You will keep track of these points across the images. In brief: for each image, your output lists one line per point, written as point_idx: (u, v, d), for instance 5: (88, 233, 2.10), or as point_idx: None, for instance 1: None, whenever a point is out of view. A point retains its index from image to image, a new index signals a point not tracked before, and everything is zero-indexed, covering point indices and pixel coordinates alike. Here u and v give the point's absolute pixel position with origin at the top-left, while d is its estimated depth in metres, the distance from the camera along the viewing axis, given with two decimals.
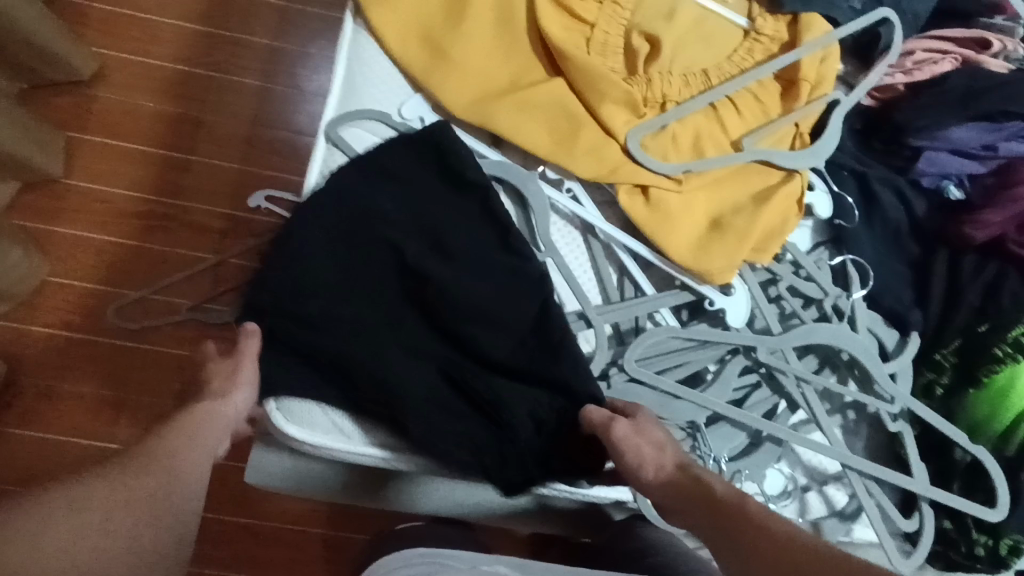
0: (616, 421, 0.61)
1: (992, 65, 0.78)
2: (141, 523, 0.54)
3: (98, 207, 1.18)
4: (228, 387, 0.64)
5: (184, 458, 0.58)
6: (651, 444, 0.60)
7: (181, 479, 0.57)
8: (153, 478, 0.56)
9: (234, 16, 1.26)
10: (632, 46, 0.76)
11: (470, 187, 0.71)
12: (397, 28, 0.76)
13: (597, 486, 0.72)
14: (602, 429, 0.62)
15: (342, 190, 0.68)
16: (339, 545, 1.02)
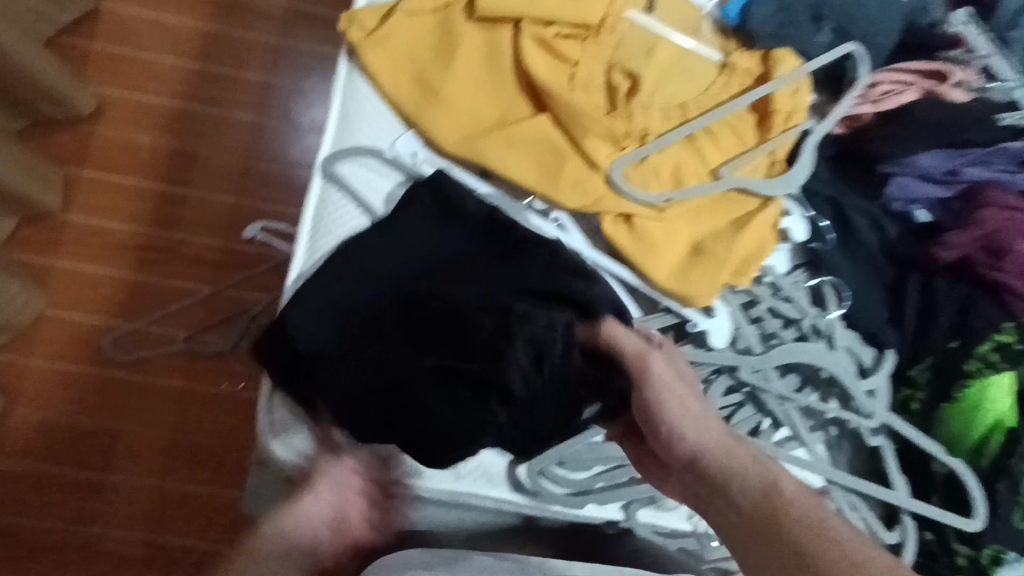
0: (652, 352, 0.63)
1: (953, 96, 0.83)
2: None
3: (95, 240, 1.21)
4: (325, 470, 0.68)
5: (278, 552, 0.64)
6: (672, 374, 0.62)
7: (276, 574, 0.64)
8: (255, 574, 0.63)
9: (229, 53, 1.30)
10: (613, 83, 0.80)
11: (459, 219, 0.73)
12: (389, 68, 0.80)
13: (588, 506, 0.73)
14: (630, 347, 0.63)
15: None
16: None
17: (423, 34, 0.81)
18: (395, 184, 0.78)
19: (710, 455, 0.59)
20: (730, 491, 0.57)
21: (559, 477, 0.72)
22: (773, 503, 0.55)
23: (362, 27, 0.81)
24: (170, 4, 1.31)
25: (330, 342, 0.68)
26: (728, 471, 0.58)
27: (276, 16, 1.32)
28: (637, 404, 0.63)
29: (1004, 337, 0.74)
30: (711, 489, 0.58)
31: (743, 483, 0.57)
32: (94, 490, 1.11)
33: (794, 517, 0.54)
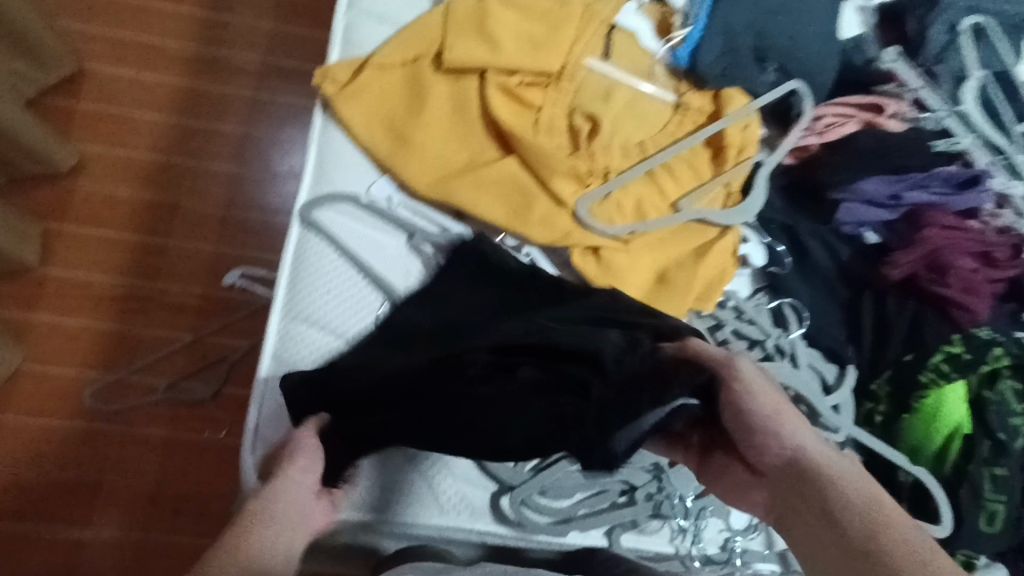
0: (738, 358, 0.60)
1: (890, 126, 0.89)
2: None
3: (75, 293, 1.21)
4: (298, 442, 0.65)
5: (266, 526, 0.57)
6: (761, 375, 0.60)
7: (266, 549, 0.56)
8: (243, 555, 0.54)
9: (208, 107, 1.34)
10: (575, 125, 0.85)
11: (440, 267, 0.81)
12: (363, 119, 0.84)
13: (573, 533, 0.75)
14: (714, 356, 0.60)
15: None
16: None
17: (395, 86, 0.86)
18: (387, 232, 0.82)
19: (807, 456, 0.58)
20: (826, 500, 0.55)
21: (540, 506, 0.73)
22: (872, 510, 0.53)
23: (335, 80, 0.85)
24: (149, 62, 1.35)
25: (313, 383, 0.70)
26: (826, 480, 0.56)
27: (253, 70, 1.37)
28: (728, 409, 0.60)
29: (953, 348, 0.78)
30: (803, 498, 0.57)
31: (840, 494, 0.54)
32: (74, 547, 1.10)
33: (896, 533, 0.52)
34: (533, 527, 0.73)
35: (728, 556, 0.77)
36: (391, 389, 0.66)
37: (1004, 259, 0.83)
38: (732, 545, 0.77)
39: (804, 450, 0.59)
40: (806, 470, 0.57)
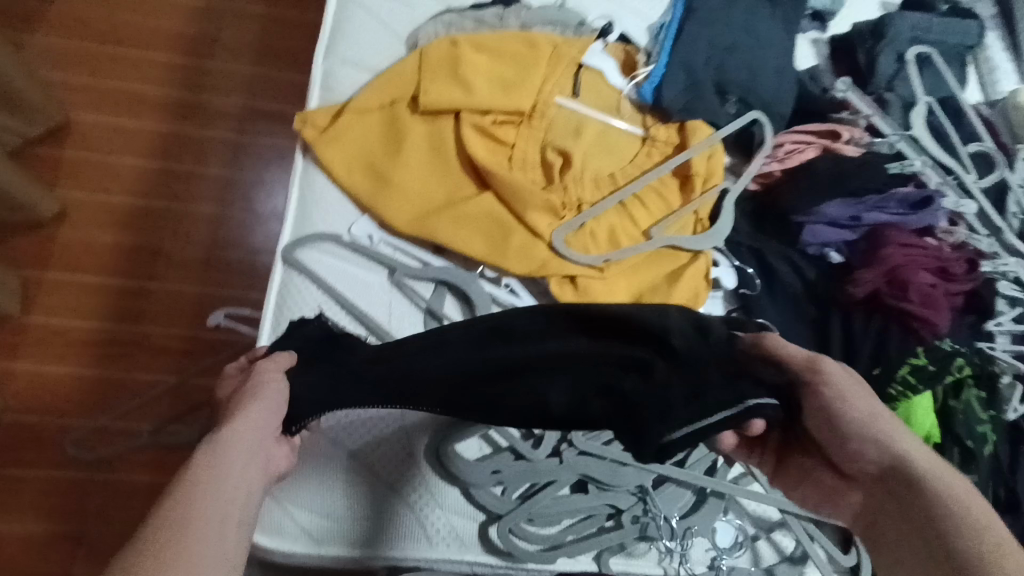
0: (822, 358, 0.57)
1: (848, 151, 0.94)
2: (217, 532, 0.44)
3: (57, 339, 1.21)
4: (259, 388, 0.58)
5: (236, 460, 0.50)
6: (858, 379, 0.57)
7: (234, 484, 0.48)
8: (207, 489, 0.46)
9: (191, 151, 1.37)
10: (548, 160, 0.89)
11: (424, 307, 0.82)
12: (343, 161, 0.87)
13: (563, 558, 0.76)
14: (796, 361, 0.58)
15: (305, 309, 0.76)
16: None
17: (374, 128, 0.89)
18: (373, 270, 0.84)
19: (907, 457, 0.53)
20: (920, 504, 0.51)
21: (528, 534, 0.74)
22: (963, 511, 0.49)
23: (315, 125, 0.88)
24: (133, 110, 1.38)
25: None
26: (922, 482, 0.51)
27: (235, 114, 1.41)
28: (817, 415, 0.57)
29: (917, 360, 0.82)
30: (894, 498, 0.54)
31: (936, 492, 0.50)
32: None
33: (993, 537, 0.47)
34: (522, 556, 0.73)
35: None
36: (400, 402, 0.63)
37: (961, 273, 0.87)
38: (720, 564, 0.77)
39: (902, 451, 0.53)
40: (904, 474, 0.53)
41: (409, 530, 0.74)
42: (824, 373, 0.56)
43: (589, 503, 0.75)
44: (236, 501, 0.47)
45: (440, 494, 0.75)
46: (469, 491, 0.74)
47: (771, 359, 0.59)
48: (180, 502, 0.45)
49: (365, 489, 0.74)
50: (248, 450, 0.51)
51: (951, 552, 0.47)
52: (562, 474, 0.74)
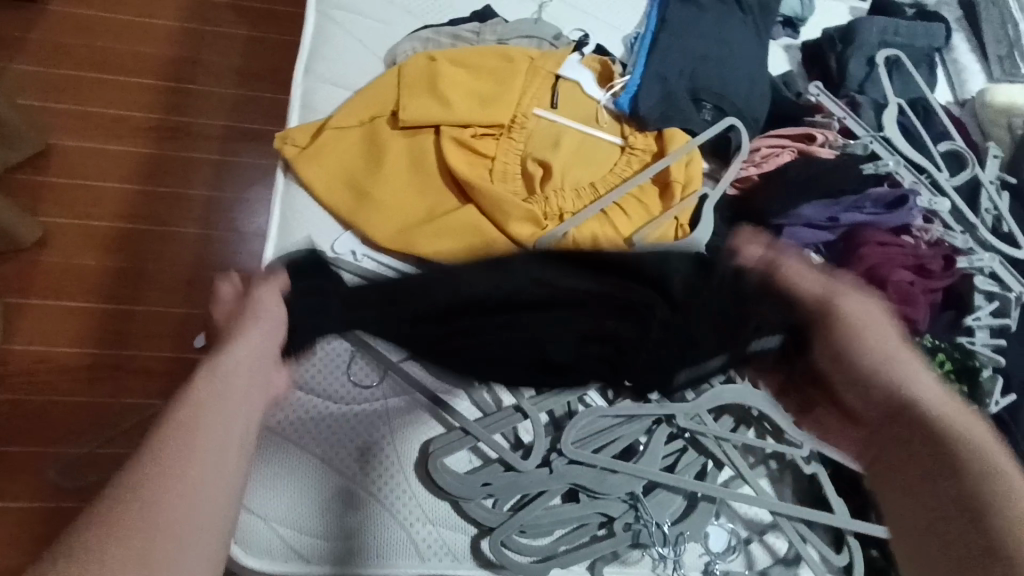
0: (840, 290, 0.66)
1: (821, 154, 0.95)
2: (225, 421, 0.52)
3: (41, 366, 1.20)
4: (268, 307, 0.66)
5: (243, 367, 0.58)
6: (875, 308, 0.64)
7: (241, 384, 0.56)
8: (216, 385, 0.54)
9: (174, 173, 1.37)
10: (528, 171, 0.90)
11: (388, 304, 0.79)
12: (325, 177, 0.87)
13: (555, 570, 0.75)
14: (815, 289, 0.67)
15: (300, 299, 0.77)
16: None
17: (354, 145, 0.90)
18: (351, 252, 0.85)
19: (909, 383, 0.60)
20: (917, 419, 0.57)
21: (520, 545, 0.73)
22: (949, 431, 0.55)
23: (295, 144, 0.89)
24: (115, 134, 1.38)
25: None
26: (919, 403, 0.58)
27: (217, 135, 1.41)
28: (834, 341, 0.65)
29: None
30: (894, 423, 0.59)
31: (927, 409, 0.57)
32: None
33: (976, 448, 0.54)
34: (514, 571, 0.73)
35: None
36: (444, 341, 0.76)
37: (938, 270, 0.88)
38: (712, 569, 0.77)
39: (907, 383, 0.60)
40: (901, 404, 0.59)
41: (393, 545, 0.73)
42: (837, 304, 0.65)
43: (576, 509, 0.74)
44: (237, 422, 0.53)
45: (430, 508, 0.74)
46: (458, 504, 0.74)
47: (782, 288, 0.69)
48: (188, 423, 0.50)
49: (335, 503, 0.73)
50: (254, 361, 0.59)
51: (948, 473, 0.52)
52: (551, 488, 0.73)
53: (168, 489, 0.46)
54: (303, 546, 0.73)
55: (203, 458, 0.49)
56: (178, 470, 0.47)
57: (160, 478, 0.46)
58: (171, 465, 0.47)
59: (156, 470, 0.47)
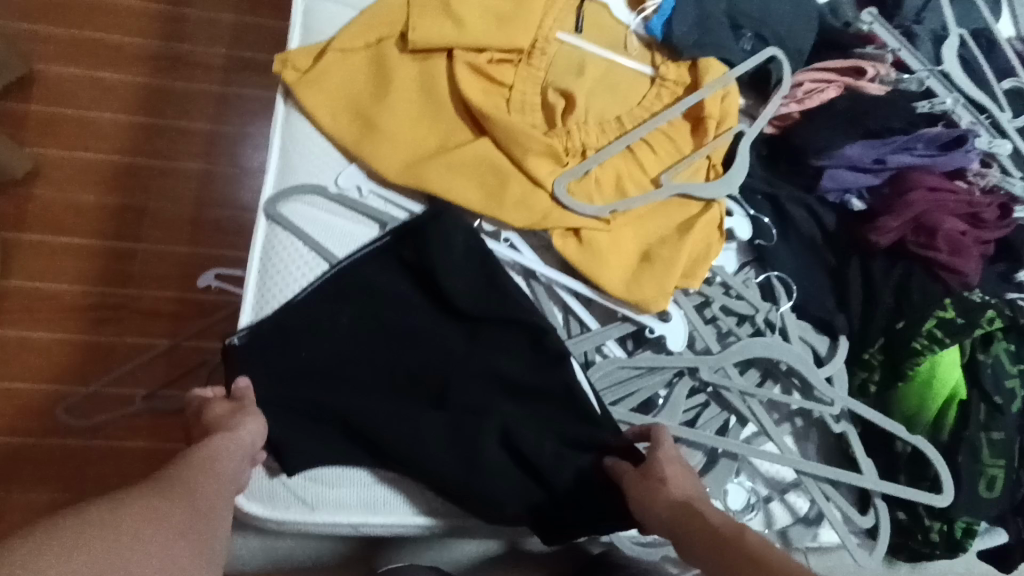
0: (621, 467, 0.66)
1: (870, 89, 0.86)
2: (174, 534, 0.51)
3: (43, 304, 1.16)
4: (242, 419, 0.64)
5: (202, 480, 0.56)
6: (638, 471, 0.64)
7: (204, 498, 0.55)
8: (183, 490, 0.54)
9: (171, 105, 1.29)
10: (549, 102, 0.83)
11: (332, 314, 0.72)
12: (327, 105, 0.80)
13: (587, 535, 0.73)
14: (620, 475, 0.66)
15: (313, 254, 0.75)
16: None
17: (360, 70, 0.83)
18: (314, 272, 0.75)
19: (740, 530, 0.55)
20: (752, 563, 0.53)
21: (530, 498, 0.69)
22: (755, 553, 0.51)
23: (296, 67, 0.81)
24: (108, 62, 1.29)
25: (315, 384, 0.70)
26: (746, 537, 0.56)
27: (217, 64, 1.32)
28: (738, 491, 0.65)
29: (945, 312, 0.75)
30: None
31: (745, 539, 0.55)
32: None
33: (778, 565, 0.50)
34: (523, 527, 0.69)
35: None
36: (429, 366, 0.71)
37: (993, 220, 0.81)
38: None
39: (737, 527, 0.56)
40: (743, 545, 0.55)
41: (404, 501, 0.70)
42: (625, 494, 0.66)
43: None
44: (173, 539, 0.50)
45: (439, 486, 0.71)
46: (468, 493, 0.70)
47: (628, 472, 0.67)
48: (110, 518, 0.48)
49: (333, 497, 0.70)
50: (229, 467, 0.60)
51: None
52: (558, 444, 0.70)
53: (95, 545, 0.46)
54: (315, 519, 0.69)
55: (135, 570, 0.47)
56: (124, 528, 0.48)
57: (94, 523, 0.47)
58: (111, 521, 0.48)
59: (103, 518, 0.48)
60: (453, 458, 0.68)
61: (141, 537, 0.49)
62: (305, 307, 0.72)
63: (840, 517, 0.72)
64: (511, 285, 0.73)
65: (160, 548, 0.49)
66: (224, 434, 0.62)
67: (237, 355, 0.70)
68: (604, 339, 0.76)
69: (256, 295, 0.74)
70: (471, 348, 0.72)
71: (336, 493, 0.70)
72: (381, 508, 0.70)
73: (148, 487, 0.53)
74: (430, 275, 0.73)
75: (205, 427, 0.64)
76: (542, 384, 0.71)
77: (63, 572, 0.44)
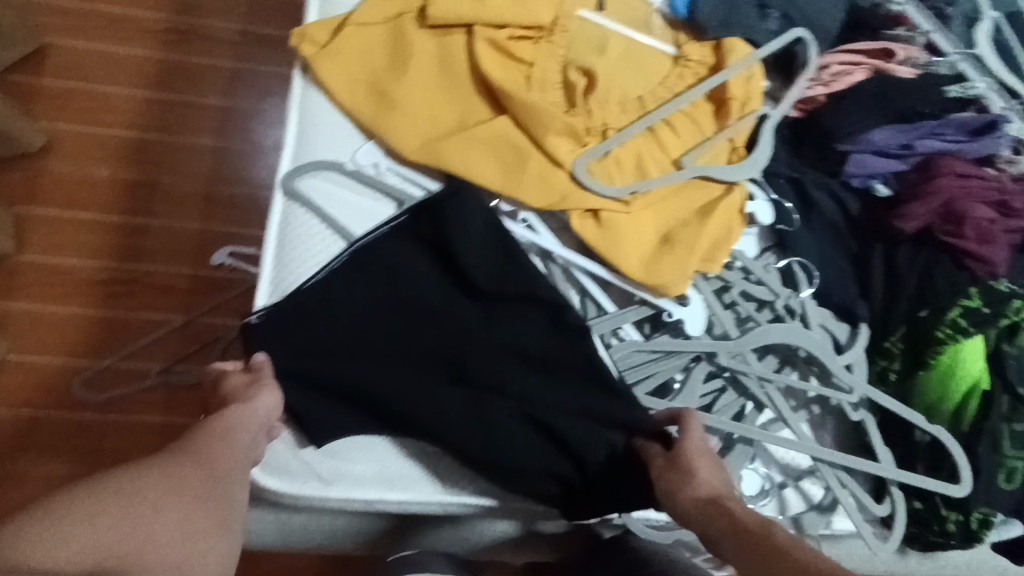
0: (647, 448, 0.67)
1: (900, 72, 0.84)
2: (192, 505, 0.52)
3: (58, 278, 1.17)
4: (259, 391, 0.63)
5: (218, 451, 0.56)
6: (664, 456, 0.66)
7: (221, 469, 0.55)
8: (200, 462, 0.55)
9: (185, 80, 1.28)
10: (570, 81, 0.81)
11: (349, 292, 0.72)
12: (345, 81, 0.79)
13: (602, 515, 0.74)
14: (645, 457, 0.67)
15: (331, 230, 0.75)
16: (333, 567, 1.07)
17: (378, 45, 0.81)
18: (331, 249, 0.75)
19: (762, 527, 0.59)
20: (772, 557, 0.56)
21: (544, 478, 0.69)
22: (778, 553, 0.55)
23: (314, 42, 0.80)
24: (122, 36, 1.28)
25: (330, 361, 0.70)
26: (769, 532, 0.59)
27: (231, 39, 1.31)
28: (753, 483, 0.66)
29: (971, 302, 0.74)
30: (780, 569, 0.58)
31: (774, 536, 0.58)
32: None
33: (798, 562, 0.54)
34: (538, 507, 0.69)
35: None
36: (445, 346, 0.70)
37: None
38: None
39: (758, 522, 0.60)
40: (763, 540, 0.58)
41: (418, 481, 0.70)
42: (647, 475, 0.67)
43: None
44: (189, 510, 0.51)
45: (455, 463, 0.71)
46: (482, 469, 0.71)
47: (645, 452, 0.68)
48: (128, 490, 0.49)
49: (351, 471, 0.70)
50: (246, 438, 0.59)
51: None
52: (575, 428, 0.69)
53: (114, 518, 0.48)
54: (325, 488, 0.69)
55: (151, 540, 0.48)
56: (141, 499, 0.49)
57: (112, 496, 0.49)
58: (129, 493, 0.49)
59: (121, 491, 0.49)
60: (469, 437, 0.68)
61: (157, 510, 0.50)
62: (323, 284, 0.71)
63: (853, 504, 0.73)
64: (532, 267, 0.72)
65: (177, 518, 0.50)
66: (240, 406, 0.61)
67: (255, 332, 0.70)
68: (620, 323, 0.75)
69: (273, 271, 0.74)
70: (487, 328, 0.71)
71: (354, 468, 0.70)
72: (397, 484, 0.70)
73: (166, 457, 0.54)
74: (449, 254, 0.73)
75: (223, 399, 0.64)
76: (558, 367, 0.70)
77: (84, 541, 0.46)
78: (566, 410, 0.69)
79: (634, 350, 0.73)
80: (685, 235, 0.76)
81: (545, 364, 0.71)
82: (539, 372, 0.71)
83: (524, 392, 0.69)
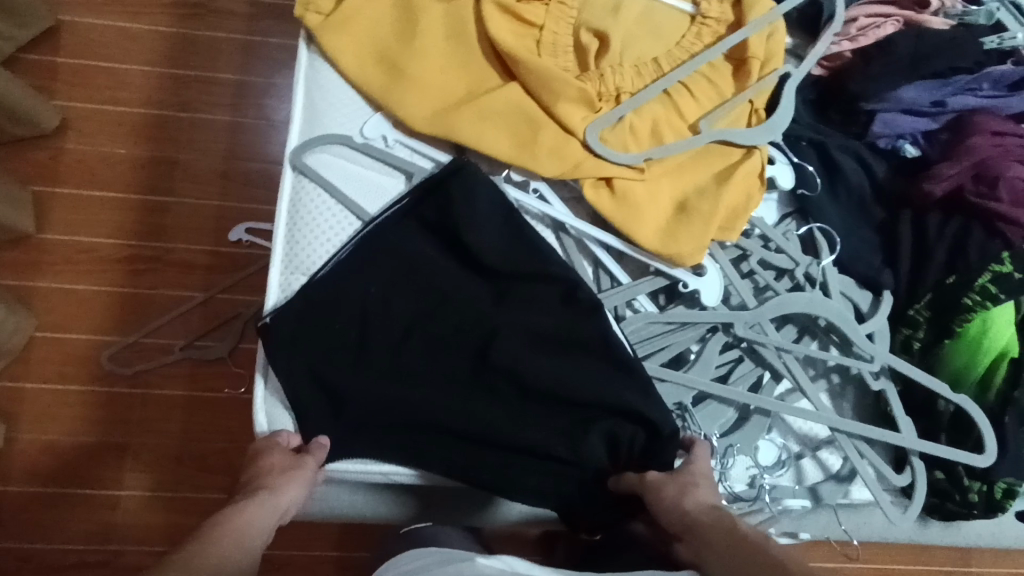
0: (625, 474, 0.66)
1: (934, 23, 0.80)
2: None
3: (82, 256, 1.19)
4: (286, 484, 0.61)
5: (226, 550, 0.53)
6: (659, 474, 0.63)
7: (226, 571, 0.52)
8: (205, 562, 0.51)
9: (197, 54, 1.27)
10: (582, 44, 0.78)
11: (359, 270, 0.71)
12: (353, 51, 0.78)
13: None
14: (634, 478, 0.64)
15: (343, 206, 0.75)
16: (358, 532, 1.10)
17: (385, 13, 0.79)
18: (342, 226, 0.74)
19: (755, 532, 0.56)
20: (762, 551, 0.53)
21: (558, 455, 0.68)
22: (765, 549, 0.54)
23: (319, 11, 0.79)
24: (132, 11, 1.27)
25: (346, 338, 0.70)
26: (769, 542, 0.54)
27: (241, 12, 1.29)
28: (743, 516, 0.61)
29: (1001, 267, 0.72)
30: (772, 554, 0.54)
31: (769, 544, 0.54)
32: (107, 506, 1.11)
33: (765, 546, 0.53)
34: (553, 485, 0.68)
35: (757, 494, 0.73)
36: (459, 321, 0.70)
37: None
38: (761, 483, 0.73)
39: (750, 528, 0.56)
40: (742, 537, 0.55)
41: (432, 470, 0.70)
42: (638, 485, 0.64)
43: (494, 564, 0.54)
44: None
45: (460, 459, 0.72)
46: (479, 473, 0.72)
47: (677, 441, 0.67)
48: None
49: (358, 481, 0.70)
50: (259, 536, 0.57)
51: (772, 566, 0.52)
52: (590, 403, 0.68)
53: None
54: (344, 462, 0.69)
55: None
56: None
57: None
58: None
59: None
60: (484, 411, 0.68)
61: None
62: (334, 263, 0.71)
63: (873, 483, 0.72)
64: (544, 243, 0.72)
65: None
66: (265, 497, 0.59)
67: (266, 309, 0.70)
68: (635, 294, 0.74)
69: (284, 248, 0.74)
70: (499, 304, 0.71)
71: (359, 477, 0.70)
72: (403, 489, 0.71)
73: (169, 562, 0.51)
74: (461, 227, 0.72)
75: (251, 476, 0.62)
76: (573, 341, 0.70)
77: None
78: (580, 385, 0.68)
79: (645, 321, 0.72)
80: (703, 202, 0.74)
81: (560, 339, 0.70)
82: (553, 348, 0.70)
83: (540, 365, 0.68)
